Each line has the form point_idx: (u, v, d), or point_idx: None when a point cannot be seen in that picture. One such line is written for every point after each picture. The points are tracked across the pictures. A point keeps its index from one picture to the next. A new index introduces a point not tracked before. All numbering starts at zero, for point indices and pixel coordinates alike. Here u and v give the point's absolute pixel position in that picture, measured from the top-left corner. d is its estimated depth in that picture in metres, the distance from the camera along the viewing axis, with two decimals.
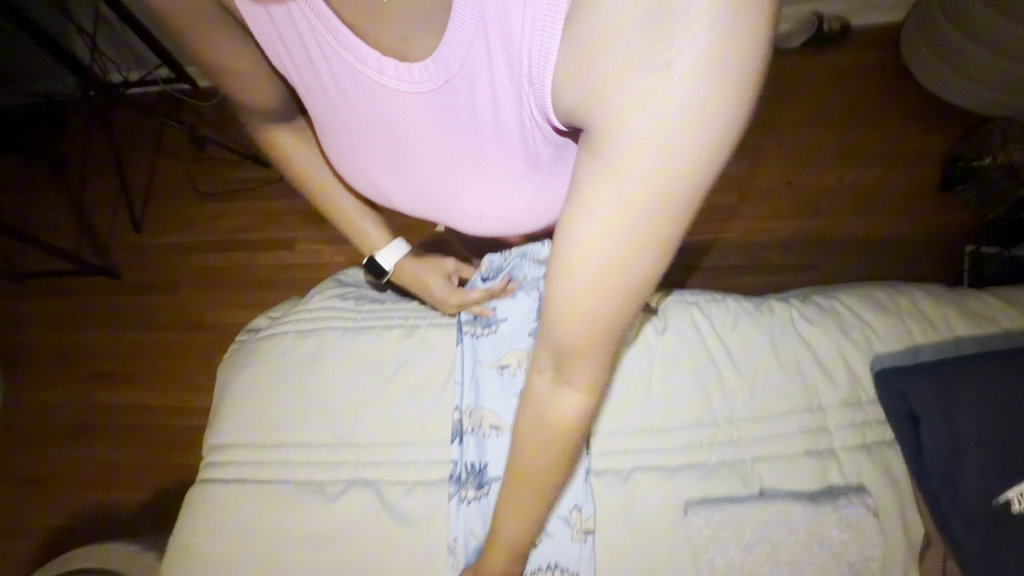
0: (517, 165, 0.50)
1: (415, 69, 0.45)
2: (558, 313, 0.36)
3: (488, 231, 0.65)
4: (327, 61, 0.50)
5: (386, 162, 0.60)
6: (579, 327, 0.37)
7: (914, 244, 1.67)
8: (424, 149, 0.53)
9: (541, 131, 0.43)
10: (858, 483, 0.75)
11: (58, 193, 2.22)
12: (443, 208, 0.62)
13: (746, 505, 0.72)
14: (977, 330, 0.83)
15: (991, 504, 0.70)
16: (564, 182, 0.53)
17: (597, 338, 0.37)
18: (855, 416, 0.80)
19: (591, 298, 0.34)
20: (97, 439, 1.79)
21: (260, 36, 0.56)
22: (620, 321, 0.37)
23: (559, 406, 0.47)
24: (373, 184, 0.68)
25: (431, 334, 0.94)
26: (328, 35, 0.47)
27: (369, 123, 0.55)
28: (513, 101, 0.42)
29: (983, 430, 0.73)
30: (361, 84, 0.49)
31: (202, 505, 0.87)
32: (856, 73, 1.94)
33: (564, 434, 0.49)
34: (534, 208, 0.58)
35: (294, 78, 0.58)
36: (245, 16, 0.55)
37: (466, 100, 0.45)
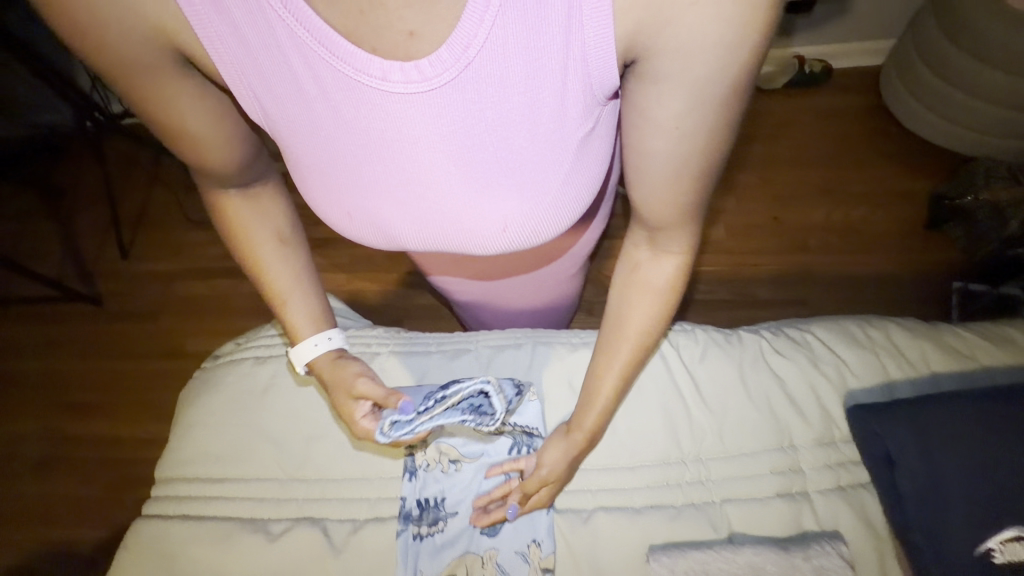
0: (549, 155, 0.53)
1: (426, 65, 0.45)
2: (656, 199, 0.53)
3: (506, 247, 0.65)
4: (320, 84, 0.48)
5: (381, 187, 0.57)
6: (671, 205, 0.54)
7: (902, 282, 1.65)
8: (436, 158, 0.53)
9: (582, 102, 0.48)
10: (833, 529, 0.71)
11: (49, 220, 2.23)
12: (457, 224, 0.60)
13: (713, 553, 0.68)
14: (954, 365, 0.81)
15: (973, 555, 0.66)
16: (587, 170, 0.57)
17: (685, 206, 0.54)
18: (829, 456, 0.76)
19: (680, 182, 0.50)
20: (63, 472, 1.73)
21: (231, 82, 0.51)
22: (700, 190, 0.52)
23: (656, 269, 0.62)
24: (370, 224, 0.63)
25: (392, 363, 0.92)
26: (319, 51, 0.45)
27: (368, 143, 0.53)
28: (553, 80, 0.46)
29: (963, 474, 0.69)
30: (359, 98, 0.48)
31: (136, 544, 0.81)
32: (839, 113, 1.97)
33: (665, 298, 0.64)
34: (557, 209, 0.60)
35: (272, 118, 0.53)
36: (215, 61, 0.49)
37: (485, 87, 0.47)
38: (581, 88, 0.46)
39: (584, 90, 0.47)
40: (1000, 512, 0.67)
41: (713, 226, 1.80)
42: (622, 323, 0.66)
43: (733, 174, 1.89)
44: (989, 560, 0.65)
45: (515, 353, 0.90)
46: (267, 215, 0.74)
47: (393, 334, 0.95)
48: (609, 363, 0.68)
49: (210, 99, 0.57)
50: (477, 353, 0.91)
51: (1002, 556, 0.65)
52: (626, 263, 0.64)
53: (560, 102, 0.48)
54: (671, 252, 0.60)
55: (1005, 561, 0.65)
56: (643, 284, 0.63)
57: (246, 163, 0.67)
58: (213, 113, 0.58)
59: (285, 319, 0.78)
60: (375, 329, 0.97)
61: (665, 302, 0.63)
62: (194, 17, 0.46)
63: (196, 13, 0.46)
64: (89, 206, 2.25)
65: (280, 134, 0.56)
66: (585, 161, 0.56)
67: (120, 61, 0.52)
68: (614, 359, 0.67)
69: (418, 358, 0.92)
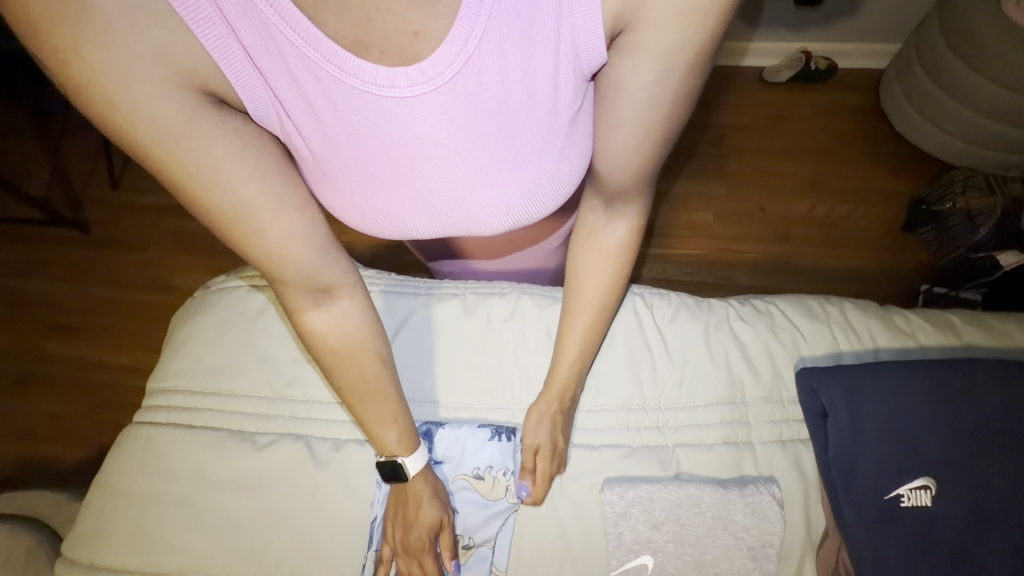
0: (543, 136, 0.60)
1: (428, 66, 0.51)
2: (618, 167, 0.62)
3: (508, 227, 0.71)
4: (328, 99, 0.54)
5: (399, 186, 0.63)
6: (629, 173, 0.63)
7: (875, 278, 1.72)
8: (443, 153, 0.59)
9: (572, 83, 0.54)
10: (768, 474, 0.83)
11: (36, 141, 2.19)
12: (465, 209, 0.67)
13: (660, 486, 0.80)
14: (897, 344, 0.91)
15: (883, 498, 0.78)
16: (577, 151, 0.64)
17: (640, 173, 0.62)
18: (775, 413, 0.86)
19: (641, 154, 0.59)
20: (43, 391, 1.74)
21: (254, 110, 0.56)
22: (654, 161, 0.61)
23: (608, 233, 0.73)
24: (385, 221, 0.68)
25: (381, 301, 0.96)
26: (327, 68, 0.51)
27: (375, 149, 0.59)
28: (546, 65, 0.52)
29: (884, 426, 0.81)
30: (370, 104, 0.54)
31: (134, 443, 0.88)
32: (836, 112, 2.01)
33: (619, 256, 0.74)
34: (555, 184, 0.66)
35: (295, 142, 0.60)
36: (237, 92, 0.54)
37: (485, 79, 0.53)
38: (572, 70, 0.53)
39: (573, 71, 0.53)
40: (908, 460, 0.79)
41: (701, 210, 1.86)
42: (579, 280, 0.77)
43: (726, 163, 1.94)
44: (898, 503, 0.78)
45: (499, 302, 0.96)
46: (344, 319, 0.72)
47: (383, 277, 1.00)
48: (572, 326, 0.79)
49: (252, 149, 0.56)
50: (463, 300, 0.96)
51: (909, 501, 0.78)
52: (585, 231, 0.74)
53: (553, 84, 0.54)
54: (623, 217, 0.71)
55: (908, 505, 0.77)
56: (598, 245, 0.74)
57: (323, 251, 0.65)
58: (257, 169, 0.57)
59: (361, 417, 0.77)
60: (369, 271, 1.01)
61: (621, 264, 0.74)
62: (210, 49, 0.50)
63: (215, 45, 0.50)
64: (81, 131, 2.21)
65: (301, 153, 0.62)
66: (576, 143, 0.63)
67: (162, 148, 0.52)
68: (577, 319, 0.78)
69: (406, 297, 0.97)
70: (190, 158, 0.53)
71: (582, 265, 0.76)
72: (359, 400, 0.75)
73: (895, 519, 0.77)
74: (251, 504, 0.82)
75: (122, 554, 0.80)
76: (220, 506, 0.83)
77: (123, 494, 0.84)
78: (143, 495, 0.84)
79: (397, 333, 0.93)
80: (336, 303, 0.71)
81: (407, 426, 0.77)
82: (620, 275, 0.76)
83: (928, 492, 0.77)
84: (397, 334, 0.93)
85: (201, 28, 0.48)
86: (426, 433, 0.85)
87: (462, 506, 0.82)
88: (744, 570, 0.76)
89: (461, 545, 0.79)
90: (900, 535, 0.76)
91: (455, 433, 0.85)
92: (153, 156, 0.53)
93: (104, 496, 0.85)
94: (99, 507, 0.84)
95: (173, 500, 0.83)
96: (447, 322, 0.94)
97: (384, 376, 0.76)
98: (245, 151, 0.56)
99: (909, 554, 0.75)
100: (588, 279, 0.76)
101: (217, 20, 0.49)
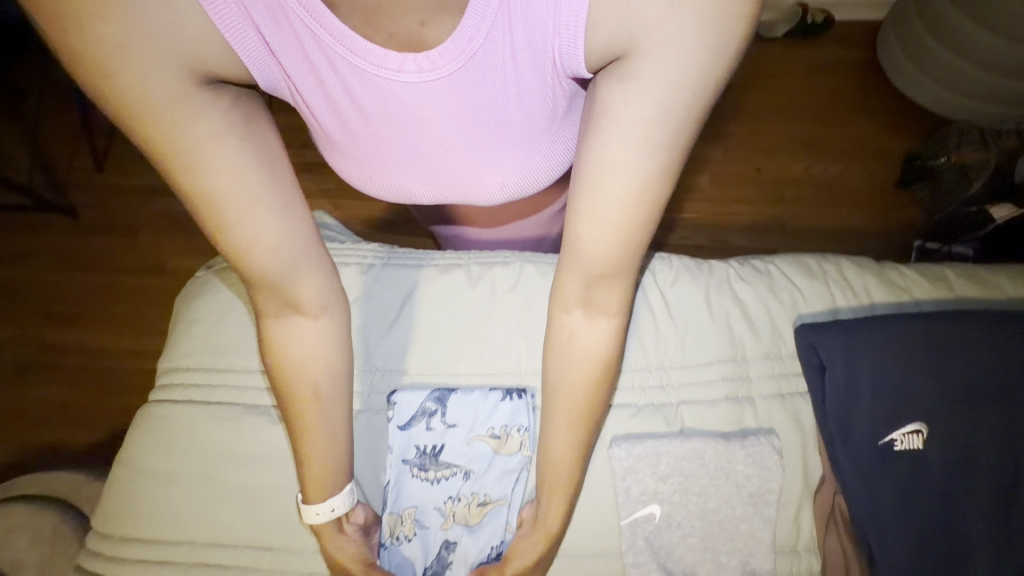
0: (537, 123, 0.60)
1: (437, 55, 0.50)
2: (599, 231, 0.54)
3: (503, 200, 0.73)
4: (338, 76, 0.53)
5: (406, 160, 0.64)
6: (612, 244, 0.55)
7: (868, 236, 1.74)
8: (447, 134, 0.59)
9: (561, 83, 0.53)
10: (768, 426, 0.86)
11: (13, 125, 2.12)
12: (462, 183, 0.68)
13: (665, 441, 0.83)
14: (892, 297, 0.93)
15: (876, 444, 0.83)
16: (570, 133, 0.64)
17: (625, 244, 0.55)
18: (774, 367, 0.89)
19: (629, 210, 0.52)
20: (49, 378, 1.76)
21: (264, 80, 0.56)
22: (640, 228, 0.54)
23: (590, 332, 0.65)
24: (392, 189, 0.70)
25: (386, 274, 0.97)
26: (340, 50, 0.50)
27: (382, 125, 0.59)
28: (535, 69, 0.51)
29: (879, 377, 0.84)
30: (378, 87, 0.53)
31: (149, 424, 0.90)
32: (832, 68, 1.98)
33: (599, 359, 0.67)
34: (547, 164, 0.67)
35: (302, 109, 0.60)
36: (247, 68, 0.54)
37: (488, 74, 0.52)
38: (556, 74, 0.52)
39: (559, 75, 0.52)
40: (899, 409, 0.83)
41: (696, 174, 1.85)
42: (561, 374, 0.69)
43: (720, 124, 1.92)
44: (891, 447, 0.82)
45: (503, 272, 0.97)
46: (304, 339, 0.73)
47: (386, 248, 1.00)
48: (553, 419, 0.71)
49: (233, 144, 0.56)
50: (467, 270, 0.97)
51: (902, 445, 0.82)
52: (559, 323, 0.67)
53: (543, 84, 0.53)
54: (603, 315, 0.64)
55: (900, 449, 0.82)
56: (577, 338, 0.66)
57: (296, 265, 0.66)
58: (237, 158, 0.57)
59: (299, 448, 0.75)
60: (372, 244, 1.02)
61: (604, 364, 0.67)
62: (224, 32, 0.50)
63: (229, 29, 0.50)
64: (57, 112, 2.15)
65: (309, 121, 0.62)
66: (570, 125, 0.63)
67: (147, 119, 0.52)
68: (562, 409, 0.69)
69: (411, 270, 0.97)
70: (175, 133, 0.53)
71: (562, 367, 0.68)
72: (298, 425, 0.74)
73: (886, 462, 0.82)
74: (271, 474, 0.86)
75: (151, 527, 0.84)
76: (242, 478, 0.86)
77: (145, 472, 0.87)
78: (165, 472, 0.87)
79: (404, 305, 0.95)
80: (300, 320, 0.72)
81: (335, 465, 0.76)
82: (604, 375, 0.68)
83: (919, 436, 0.82)
84: (402, 307, 0.95)
85: (215, 7, 0.48)
86: (438, 399, 0.88)
87: (477, 466, 0.86)
88: (745, 516, 0.81)
89: (476, 505, 0.85)
90: (890, 476, 0.81)
91: (465, 401, 0.88)
92: (135, 122, 0.52)
93: (125, 474, 0.87)
94: (123, 486, 0.86)
95: (195, 475, 0.86)
96: (451, 292, 0.96)
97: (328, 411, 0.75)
98: (229, 141, 0.56)
99: (899, 491, 0.81)
100: (568, 377, 0.68)
101: (233, 6, 0.48)
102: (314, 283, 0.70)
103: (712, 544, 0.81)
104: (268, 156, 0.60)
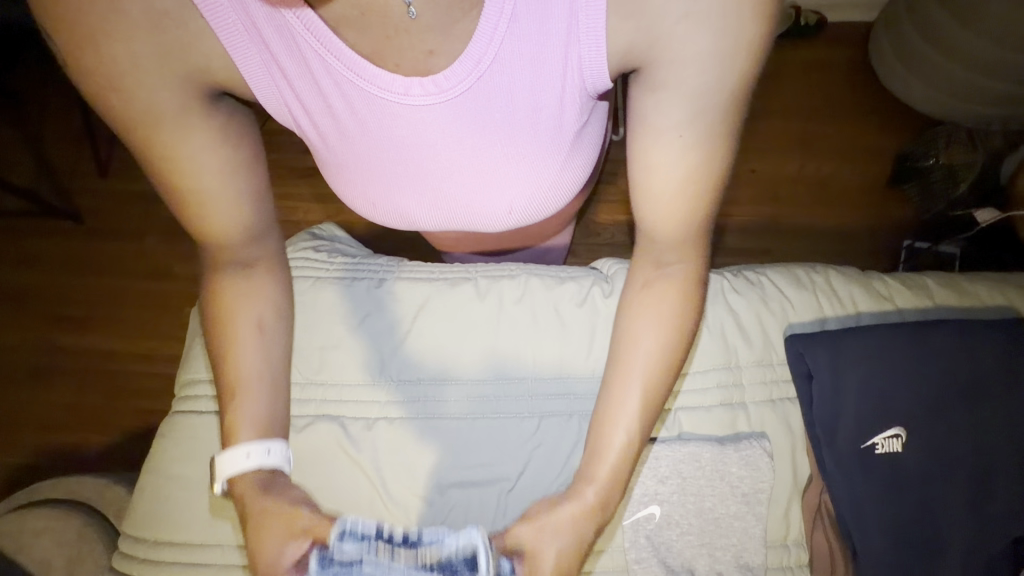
0: (547, 147, 0.64)
1: (442, 79, 0.55)
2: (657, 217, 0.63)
3: (510, 222, 0.77)
4: (347, 100, 0.58)
5: (412, 183, 0.68)
6: (676, 222, 0.63)
7: (858, 236, 1.79)
8: (452, 155, 0.64)
9: (578, 102, 0.58)
10: (760, 430, 0.92)
11: (17, 131, 2.14)
12: (468, 205, 0.72)
13: (664, 446, 0.89)
14: (875, 306, 0.99)
15: (859, 448, 0.88)
16: (579, 158, 0.69)
17: (689, 220, 0.62)
18: (766, 375, 0.95)
19: (683, 199, 0.60)
20: (59, 383, 1.80)
21: (264, 96, 0.61)
22: (701, 206, 0.61)
23: (668, 284, 0.70)
24: (395, 213, 0.75)
25: (397, 289, 1.02)
26: (348, 74, 0.55)
27: (389, 148, 0.63)
28: (553, 85, 0.56)
29: (862, 384, 0.90)
30: (385, 109, 0.58)
31: (176, 433, 0.95)
32: (826, 68, 2.02)
33: (681, 308, 0.71)
34: (557, 189, 0.71)
35: (307, 131, 0.64)
36: (249, 85, 0.60)
37: (494, 95, 0.56)
38: (577, 89, 0.56)
39: (579, 91, 0.57)
40: (881, 414, 0.89)
41: None
42: (627, 338, 0.73)
43: None
44: (873, 451, 0.87)
45: (510, 284, 1.02)
46: (251, 291, 0.79)
47: (397, 263, 1.04)
48: (625, 383, 0.73)
49: (214, 142, 0.65)
50: (475, 283, 1.02)
51: (883, 448, 0.87)
52: (633, 285, 0.73)
53: (559, 102, 0.58)
54: (676, 267, 0.69)
55: (881, 452, 0.87)
56: (655, 292, 0.71)
57: (246, 236, 0.75)
58: (212, 153, 0.65)
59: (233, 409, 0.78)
60: (382, 258, 1.06)
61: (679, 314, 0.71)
62: (230, 50, 0.56)
63: (235, 48, 0.56)
64: (61, 117, 2.17)
65: (313, 142, 0.67)
66: (580, 150, 0.68)
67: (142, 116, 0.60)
68: (631, 372, 0.72)
69: (420, 285, 1.02)
70: (164, 129, 0.62)
71: (636, 325, 0.73)
72: (228, 372, 0.77)
73: (868, 464, 0.87)
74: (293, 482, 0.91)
75: (181, 530, 0.89)
76: None
77: (173, 479, 0.92)
78: (191, 478, 0.92)
79: (414, 319, 0.99)
80: (250, 274, 0.79)
81: (267, 414, 0.79)
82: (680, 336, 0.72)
83: (898, 440, 0.87)
84: (413, 322, 0.99)
85: (224, 30, 0.54)
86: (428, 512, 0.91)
87: None
88: (739, 514, 0.87)
89: None
90: (874, 478, 0.87)
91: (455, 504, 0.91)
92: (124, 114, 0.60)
93: (153, 481, 0.92)
94: (152, 493, 0.91)
95: None
96: (460, 306, 1.00)
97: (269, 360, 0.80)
98: (210, 139, 0.64)
99: (884, 491, 0.87)
100: (643, 336, 0.72)
101: (241, 28, 0.54)
102: (265, 245, 0.78)
103: (708, 540, 0.86)
104: (255, 157, 0.70)
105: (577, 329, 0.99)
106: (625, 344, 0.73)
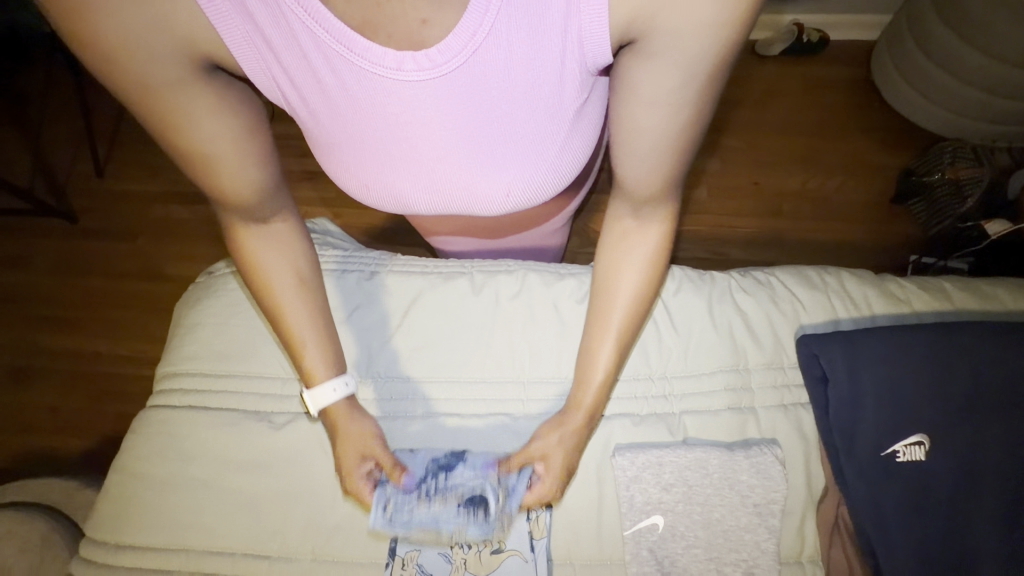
0: (546, 125, 0.60)
1: (436, 53, 0.51)
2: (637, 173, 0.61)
3: (508, 208, 0.74)
4: (337, 75, 0.54)
5: (407, 166, 0.65)
6: (653, 179, 0.61)
7: (865, 250, 1.76)
8: (447, 136, 0.60)
9: (578, 77, 0.54)
10: (771, 436, 0.87)
11: (15, 130, 2.12)
12: (462, 190, 0.69)
13: (668, 451, 0.84)
14: (891, 309, 0.94)
15: (879, 456, 0.83)
16: (579, 139, 0.65)
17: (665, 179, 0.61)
18: (776, 378, 0.90)
19: (664, 159, 0.57)
20: (42, 384, 1.74)
21: (253, 73, 0.57)
22: (680, 162, 0.59)
23: (637, 235, 0.69)
24: (389, 196, 0.71)
25: (390, 280, 0.98)
26: (337, 48, 0.51)
27: (383, 127, 0.60)
28: (551, 59, 0.52)
29: (879, 388, 0.85)
30: (377, 85, 0.55)
31: (149, 428, 0.89)
32: (830, 84, 2.02)
33: (651, 259, 0.71)
34: (556, 172, 0.68)
35: (297, 110, 0.60)
36: (235, 57, 0.55)
37: (491, 69, 0.53)
38: (577, 65, 0.52)
39: (579, 66, 0.53)
40: (902, 420, 0.84)
41: (697, 186, 1.87)
42: (609, 284, 0.73)
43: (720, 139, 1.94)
44: (894, 459, 0.82)
45: (507, 279, 0.98)
46: (279, 248, 0.77)
47: (391, 255, 1.01)
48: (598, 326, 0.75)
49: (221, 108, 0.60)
50: (471, 277, 0.98)
51: (905, 456, 0.82)
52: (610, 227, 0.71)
53: (559, 77, 0.54)
54: (655, 219, 0.67)
55: (903, 460, 0.82)
56: (627, 245, 0.70)
57: (265, 197, 0.71)
58: (220, 118, 0.61)
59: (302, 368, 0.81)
60: (376, 251, 1.03)
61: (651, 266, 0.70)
62: (214, 20, 0.51)
63: (219, 18, 0.51)
64: (61, 117, 2.15)
65: (303, 121, 0.63)
66: (581, 130, 0.64)
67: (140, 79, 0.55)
68: (609, 311, 0.74)
69: (414, 278, 0.98)
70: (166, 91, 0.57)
71: (610, 271, 0.73)
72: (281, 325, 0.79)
73: (888, 473, 0.82)
74: (270, 481, 0.85)
75: (147, 533, 0.83)
76: (242, 486, 0.85)
77: (143, 477, 0.86)
78: (163, 477, 0.86)
79: (408, 312, 0.95)
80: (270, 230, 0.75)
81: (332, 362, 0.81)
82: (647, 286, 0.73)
83: (922, 447, 0.82)
84: (406, 313, 0.95)
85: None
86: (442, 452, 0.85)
87: None
88: (750, 526, 0.81)
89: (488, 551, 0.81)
90: (896, 487, 0.82)
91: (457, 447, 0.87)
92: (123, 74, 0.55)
93: (122, 480, 0.86)
94: (121, 493, 0.86)
95: (194, 481, 0.86)
96: (455, 299, 0.96)
97: (310, 308, 0.79)
98: (219, 107, 0.60)
99: (908, 501, 0.81)
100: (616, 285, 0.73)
101: None
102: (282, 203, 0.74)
103: (716, 555, 0.80)
104: (251, 112, 0.64)
105: (577, 326, 0.94)
106: (602, 289, 0.74)
